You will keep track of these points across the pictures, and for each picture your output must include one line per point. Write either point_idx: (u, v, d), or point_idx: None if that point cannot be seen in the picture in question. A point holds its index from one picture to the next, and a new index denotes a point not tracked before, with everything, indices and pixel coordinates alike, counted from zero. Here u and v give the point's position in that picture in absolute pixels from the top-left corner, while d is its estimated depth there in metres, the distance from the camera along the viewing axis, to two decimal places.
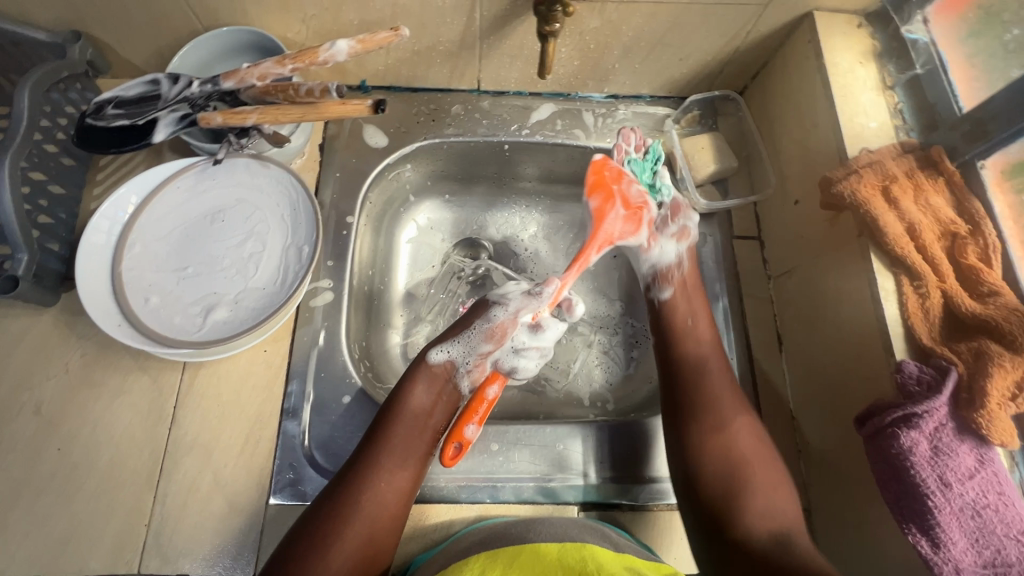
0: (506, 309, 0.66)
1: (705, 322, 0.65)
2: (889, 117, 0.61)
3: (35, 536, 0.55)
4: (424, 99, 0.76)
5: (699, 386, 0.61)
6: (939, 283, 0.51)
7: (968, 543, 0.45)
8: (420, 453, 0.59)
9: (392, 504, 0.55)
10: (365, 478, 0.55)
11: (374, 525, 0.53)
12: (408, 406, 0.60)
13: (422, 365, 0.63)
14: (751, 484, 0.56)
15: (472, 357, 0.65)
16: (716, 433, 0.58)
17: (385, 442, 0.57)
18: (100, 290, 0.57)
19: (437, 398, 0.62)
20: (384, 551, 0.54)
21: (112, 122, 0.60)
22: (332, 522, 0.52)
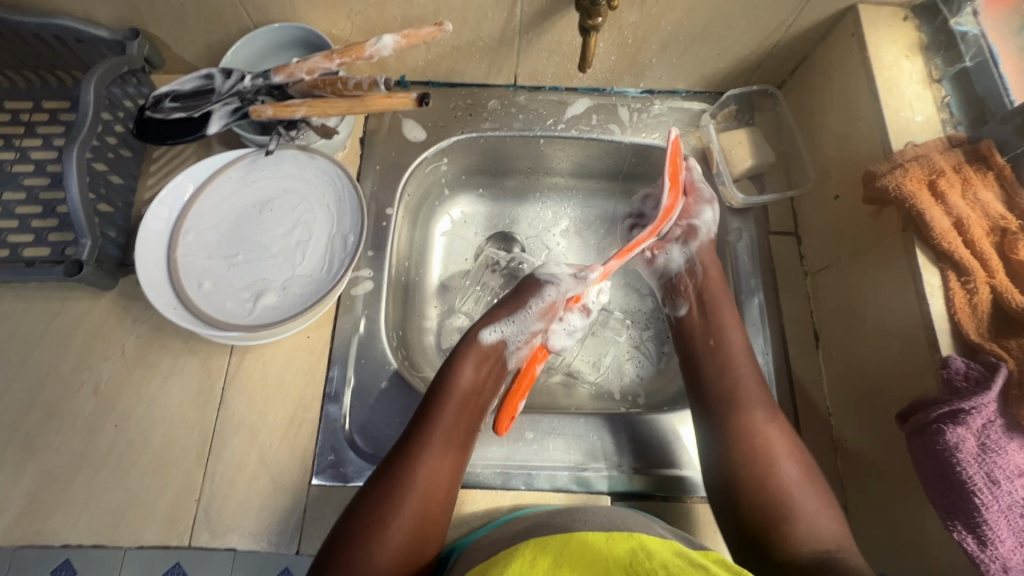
0: (557, 289, 0.67)
1: (744, 349, 0.64)
2: (936, 111, 0.59)
3: (94, 507, 0.58)
4: (461, 94, 0.77)
5: (730, 389, 0.61)
6: (987, 278, 0.50)
7: (1015, 541, 0.44)
8: (468, 428, 0.60)
9: (443, 479, 0.56)
10: (418, 452, 0.56)
11: (427, 499, 0.54)
12: (457, 382, 0.61)
13: (470, 343, 0.64)
14: (793, 511, 0.54)
15: (523, 335, 0.67)
16: (751, 453, 0.57)
17: (438, 413, 0.59)
18: (157, 275, 0.59)
19: (483, 374, 0.64)
20: (437, 527, 0.55)
21: (169, 114, 0.62)
22: (386, 497, 0.54)
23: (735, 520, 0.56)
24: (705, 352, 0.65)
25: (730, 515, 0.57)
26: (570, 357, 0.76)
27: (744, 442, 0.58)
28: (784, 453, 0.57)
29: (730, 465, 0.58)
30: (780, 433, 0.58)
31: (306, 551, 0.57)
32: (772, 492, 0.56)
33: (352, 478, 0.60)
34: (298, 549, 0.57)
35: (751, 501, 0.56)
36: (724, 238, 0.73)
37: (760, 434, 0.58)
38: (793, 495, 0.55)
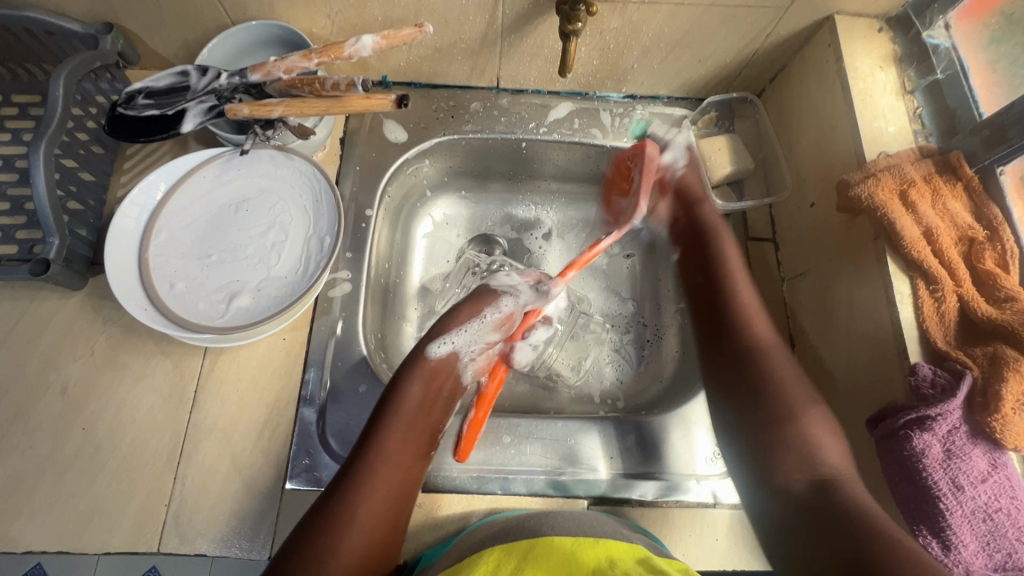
0: (514, 300, 0.69)
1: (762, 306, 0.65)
2: (908, 121, 0.61)
3: (59, 512, 0.56)
4: (443, 96, 0.77)
5: (738, 321, 0.63)
6: (955, 287, 0.51)
7: (978, 546, 0.46)
8: (417, 447, 0.59)
9: (386, 508, 0.54)
10: (364, 477, 0.54)
11: (372, 531, 0.52)
12: (404, 401, 0.59)
13: (419, 359, 0.62)
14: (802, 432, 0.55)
15: (478, 345, 0.68)
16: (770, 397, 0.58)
17: (383, 436, 0.57)
18: (128, 276, 0.58)
19: (431, 394, 0.62)
20: (385, 552, 0.53)
21: (142, 112, 0.61)
22: (329, 531, 0.51)
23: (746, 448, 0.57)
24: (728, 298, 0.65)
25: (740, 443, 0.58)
26: (550, 360, 0.76)
27: (759, 382, 0.59)
28: (819, 418, 0.56)
29: (739, 400, 0.59)
30: (818, 411, 0.56)
31: None
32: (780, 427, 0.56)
33: (326, 482, 0.59)
34: (270, 554, 0.56)
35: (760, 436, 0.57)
36: None
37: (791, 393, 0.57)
38: (811, 433, 0.55)
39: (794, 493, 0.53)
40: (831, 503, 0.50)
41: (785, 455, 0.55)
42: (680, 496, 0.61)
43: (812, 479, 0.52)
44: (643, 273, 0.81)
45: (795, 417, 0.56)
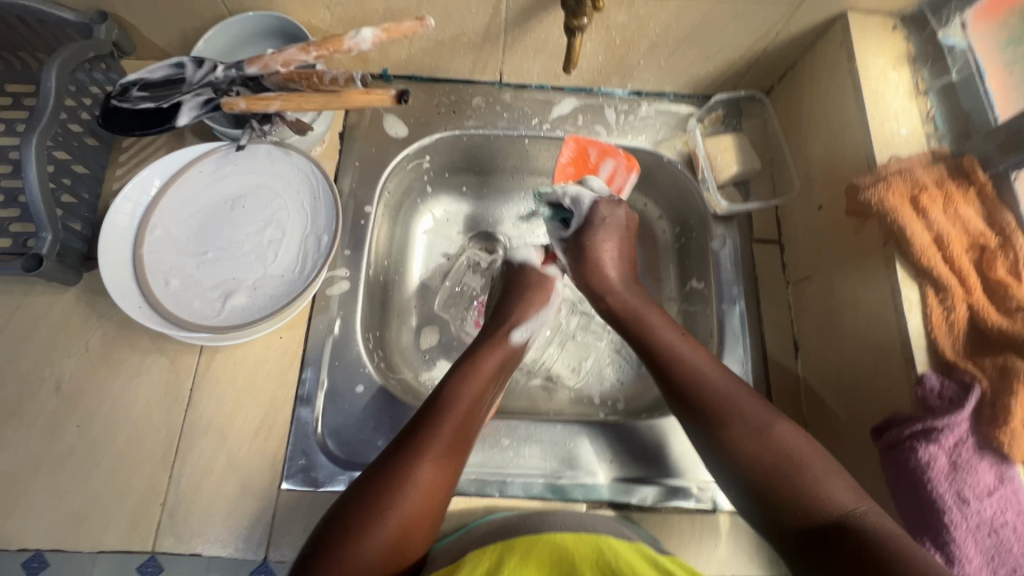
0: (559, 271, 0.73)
1: (701, 354, 0.59)
2: (921, 124, 0.59)
3: (52, 510, 0.56)
4: (445, 90, 0.75)
5: (677, 362, 0.58)
6: (965, 296, 0.50)
7: (982, 559, 0.45)
8: (480, 419, 0.57)
9: (445, 473, 0.52)
10: (428, 444, 0.52)
11: (428, 492, 0.50)
12: (476, 372, 0.59)
13: (501, 341, 0.64)
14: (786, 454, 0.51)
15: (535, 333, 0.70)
16: (736, 442, 0.52)
17: (449, 407, 0.55)
18: (121, 273, 0.57)
19: (500, 372, 0.62)
20: (430, 522, 0.51)
21: (137, 104, 0.60)
22: (387, 485, 0.49)
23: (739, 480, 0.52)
24: (667, 349, 0.60)
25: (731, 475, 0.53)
26: (550, 361, 0.76)
27: (724, 437, 0.53)
28: (785, 433, 0.52)
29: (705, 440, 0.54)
30: (785, 425, 0.53)
31: (274, 557, 0.56)
32: (773, 466, 0.50)
33: (322, 483, 0.58)
34: (265, 555, 0.56)
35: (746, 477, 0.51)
36: (707, 244, 0.72)
37: (752, 414, 0.53)
38: (801, 461, 0.50)
39: (813, 533, 0.47)
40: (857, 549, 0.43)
41: (786, 500, 0.49)
42: (679, 502, 0.60)
43: (825, 521, 0.47)
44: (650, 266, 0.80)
45: (743, 443, 0.52)
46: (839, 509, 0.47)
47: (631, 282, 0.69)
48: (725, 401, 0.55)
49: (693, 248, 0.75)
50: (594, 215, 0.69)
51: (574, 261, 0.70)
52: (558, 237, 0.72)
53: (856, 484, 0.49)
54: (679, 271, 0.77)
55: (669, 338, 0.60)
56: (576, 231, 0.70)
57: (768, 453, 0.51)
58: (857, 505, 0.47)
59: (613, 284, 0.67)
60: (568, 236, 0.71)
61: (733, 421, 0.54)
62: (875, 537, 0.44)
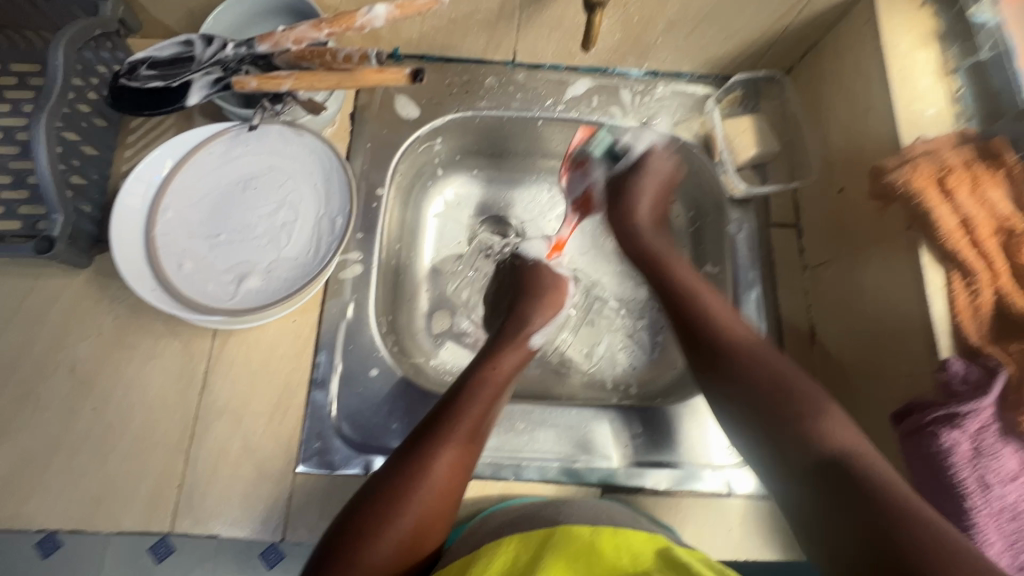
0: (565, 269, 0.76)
1: (716, 297, 0.61)
2: (948, 104, 0.57)
3: (70, 492, 0.56)
4: (458, 70, 0.74)
5: (694, 302, 0.60)
6: (991, 281, 0.49)
7: (1003, 544, 0.45)
8: (495, 418, 0.57)
9: (459, 474, 0.52)
10: (445, 441, 0.52)
11: (442, 493, 0.50)
12: (492, 375, 0.59)
13: (520, 344, 0.64)
14: (797, 399, 0.51)
15: (551, 329, 0.70)
16: (761, 374, 0.53)
17: (468, 401, 0.56)
18: (135, 256, 0.56)
19: (518, 371, 0.62)
20: (446, 517, 0.51)
21: (145, 83, 0.58)
22: (401, 486, 0.49)
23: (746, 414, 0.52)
24: (707, 308, 0.59)
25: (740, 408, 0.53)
26: (563, 346, 0.75)
27: (742, 371, 0.54)
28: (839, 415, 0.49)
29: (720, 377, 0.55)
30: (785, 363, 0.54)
31: (291, 539, 0.56)
32: (784, 402, 0.51)
33: (338, 466, 0.58)
34: (283, 537, 0.56)
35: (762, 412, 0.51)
36: (723, 229, 0.71)
37: (812, 394, 0.51)
38: (807, 400, 0.51)
39: (812, 478, 0.47)
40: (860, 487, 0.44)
41: (790, 442, 0.49)
42: (693, 486, 0.60)
43: (823, 459, 0.47)
44: None
45: (757, 374, 0.53)
46: (842, 451, 0.47)
47: (654, 230, 0.70)
48: (745, 345, 0.56)
49: (709, 232, 0.74)
50: (644, 162, 0.71)
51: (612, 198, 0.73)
52: (604, 171, 0.74)
53: (859, 429, 0.48)
54: (693, 256, 0.76)
55: (709, 301, 0.60)
56: (615, 176, 0.74)
57: (779, 396, 0.52)
58: (861, 451, 0.46)
59: (643, 217, 0.70)
60: (609, 175, 0.74)
61: (752, 357, 0.55)
62: (874, 480, 0.43)
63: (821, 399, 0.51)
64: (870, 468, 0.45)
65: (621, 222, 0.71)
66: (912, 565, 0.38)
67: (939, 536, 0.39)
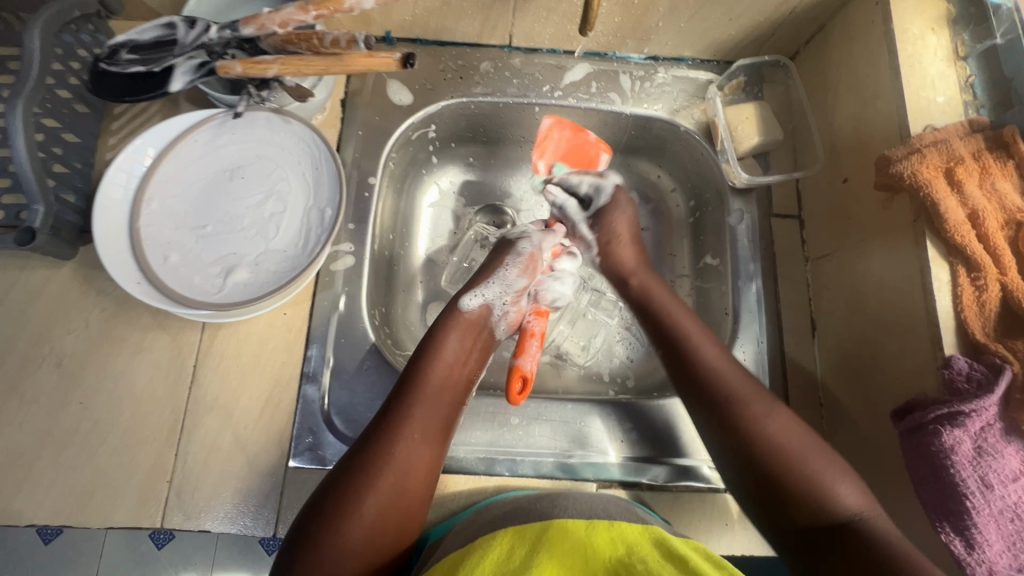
0: (531, 241, 0.67)
1: (711, 342, 0.57)
2: (959, 92, 0.55)
3: (58, 487, 0.55)
4: (452, 54, 0.72)
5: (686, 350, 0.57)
6: (998, 276, 0.47)
7: (1003, 545, 0.44)
8: (452, 403, 0.56)
9: (421, 456, 0.51)
10: (399, 428, 0.51)
11: (404, 476, 0.50)
12: (440, 355, 0.57)
13: (455, 312, 0.61)
14: (796, 461, 0.49)
15: (508, 295, 0.64)
16: (763, 440, 0.50)
17: (419, 386, 0.54)
18: (118, 248, 0.55)
19: (468, 345, 0.60)
20: (414, 506, 0.50)
21: (126, 67, 0.56)
22: (362, 470, 0.49)
23: (747, 472, 0.51)
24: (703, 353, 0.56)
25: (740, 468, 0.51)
26: (560, 338, 0.74)
27: (735, 431, 0.52)
28: (786, 424, 0.51)
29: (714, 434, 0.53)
30: (780, 419, 0.52)
31: (283, 534, 0.55)
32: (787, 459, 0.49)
33: (330, 461, 0.58)
34: (275, 532, 0.55)
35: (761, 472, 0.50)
36: (724, 219, 0.70)
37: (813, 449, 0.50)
38: (804, 460, 0.49)
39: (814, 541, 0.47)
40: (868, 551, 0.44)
41: (787, 503, 0.48)
42: (691, 481, 0.59)
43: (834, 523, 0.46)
44: (663, 241, 0.77)
45: (754, 436, 0.51)
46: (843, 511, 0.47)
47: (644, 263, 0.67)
48: (739, 399, 0.53)
49: (709, 223, 0.72)
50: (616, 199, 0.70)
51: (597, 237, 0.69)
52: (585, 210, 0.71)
53: (865, 487, 0.49)
54: (692, 247, 0.75)
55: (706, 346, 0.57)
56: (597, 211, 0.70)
57: (776, 456, 0.50)
58: (865, 511, 0.46)
59: (633, 267, 0.66)
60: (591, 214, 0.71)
61: (745, 414, 0.52)
62: (879, 538, 0.44)
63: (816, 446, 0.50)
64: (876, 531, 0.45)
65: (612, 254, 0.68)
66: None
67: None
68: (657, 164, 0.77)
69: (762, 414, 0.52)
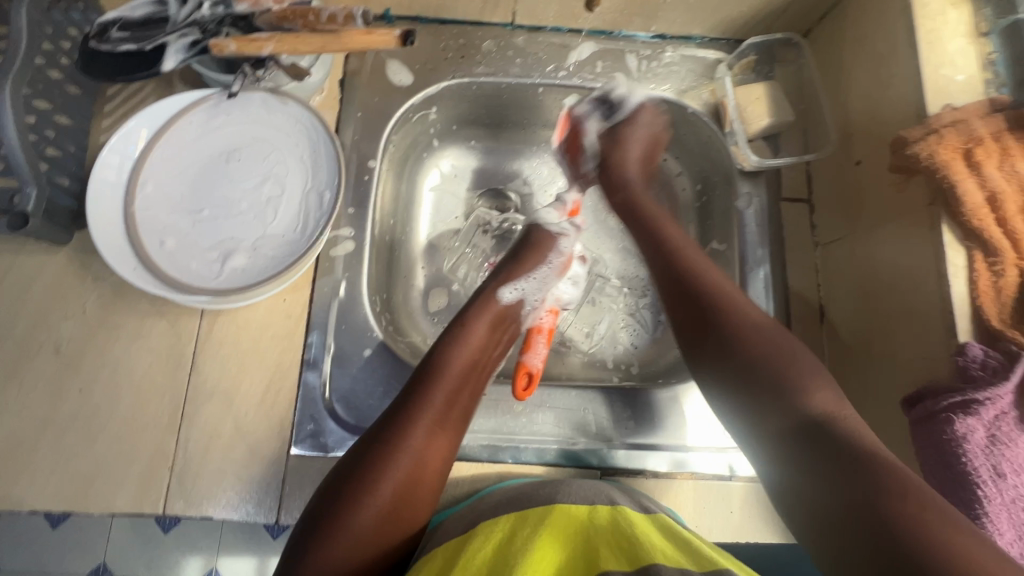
0: (570, 242, 0.68)
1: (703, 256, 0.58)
2: (979, 70, 0.53)
3: (59, 472, 0.55)
4: (453, 33, 0.70)
5: (685, 259, 0.57)
6: (1016, 260, 0.46)
7: (1015, 535, 0.43)
8: (473, 393, 0.56)
9: (439, 445, 0.51)
10: (416, 416, 0.51)
11: (420, 466, 0.49)
12: (465, 344, 0.57)
13: (487, 301, 0.61)
14: (784, 361, 0.48)
15: (540, 295, 0.65)
16: (738, 334, 0.50)
17: (441, 375, 0.54)
18: (113, 232, 0.54)
19: (493, 338, 0.60)
20: (425, 493, 0.49)
21: (116, 46, 0.54)
22: (380, 459, 0.48)
23: (729, 365, 0.50)
24: (702, 278, 0.55)
25: (723, 360, 0.50)
26: (564, 325, 0.73)
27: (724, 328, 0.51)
28: (784, 338, 0.50)
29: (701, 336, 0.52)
30: (778, 330, 0.51)
31: (285, 521, 0.55)
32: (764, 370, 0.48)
33: (332, 448, 0.57)
34: (277, 518, 0.55)
35: (746, 364, 0.49)
36: (732, 203, 0.68)
37: (799, 355, 0.48)
38: (795, 359, 0.48)
39: (791, 431, 0.44)
40: (837, 444, 0.41)
41: (765, 393, 0.47)
42: (696, 469, 0.58)
43: (806, 416, 0.44)
44: None
45: (742, 329, 0.51)
46: (813, 407, 0.44)
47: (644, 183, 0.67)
48: (728, 298, 0.53)
49: (716, 207, 0.71)
50: (634, 118, 0.67)
51: (603, 153, 0.68)
52: (599, 120, 0.69)
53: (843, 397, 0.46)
54: (699, 231, 0.73)
55: (697, 265, 0.56)
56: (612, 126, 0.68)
57: (768, 357, 0.49)
58: (839, 412, 0.44)
59: (632, 181, 0.66)
60: (604, 126, 0.69)
61: (744, 320, 0.51)
62: (851, 439, 0.41)
63: (800, 359, 0.48)
64: (849, 427, 0.42)
65: (613, 175, 0.66)
66: (884, 527, 0.35)
67: (916, 495, 0.36)
68: (663, 147, 0.76)
69: (762, 322, 0.51)
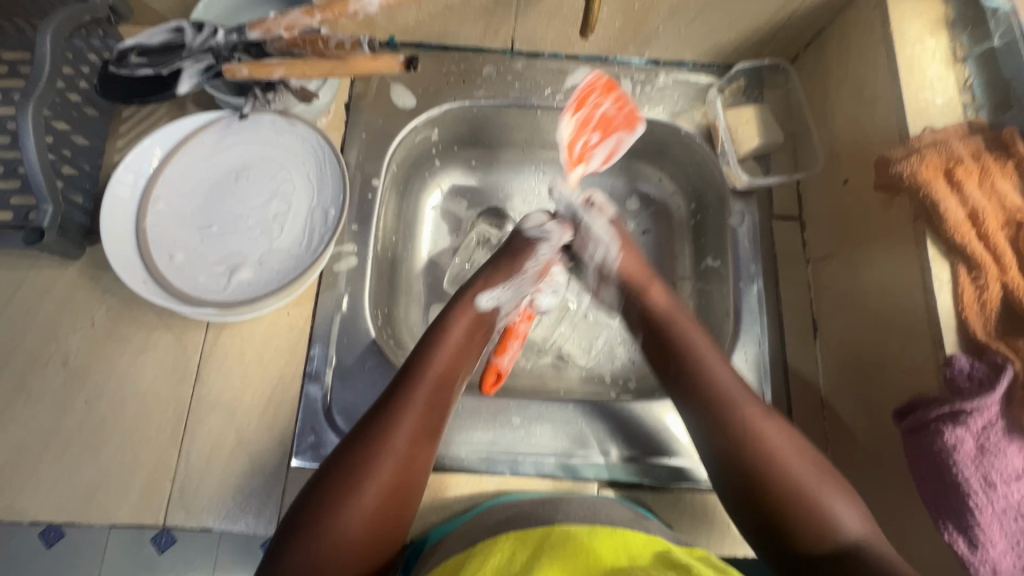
0: (549, 245, 0.66)
1: (709, 340, 0.58)
2: (957, 93, 0.55)
3: (62, 483, 0.55)
4: (455, 58, 0.73)
5: (687, 344, 0.58)
6: (999, 273, 0.47)
7: (1006, 544, 0.44)
8: (450, 393, 0.56)
9: (421, 446, 0.52)
10: (395, 417, 0.51)
11: (402, 468, 0.50)
12: (442, 347, 0.57)
13: (465, 306, 0.61)
14: (790, 472, 0.49)
15: (515, 301, 0.66)
16: (754, 442, 0.51)
17: (419, 377, 0.54)
18: (124, 247, 0.56)
19: (471, 338, 0.60)
20: (410, 494, 0.50)
21: (135, 71, 0.57)
22: (362, 460, 0.49)
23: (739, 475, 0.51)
24: (703, 364, 0.56)
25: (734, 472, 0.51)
26: (561, 340, 0.74)
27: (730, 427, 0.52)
28: (785, 440, 0.51)
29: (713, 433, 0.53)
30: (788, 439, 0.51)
31: None
32: (774, 481, 0.49)
33: None
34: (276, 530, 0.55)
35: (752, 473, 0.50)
36: (725, 221, 0.70)
37: (810, 470, 0.50)
38: (798, 475, 0.49)
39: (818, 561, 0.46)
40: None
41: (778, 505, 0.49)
42: (693, 482, 0.59)
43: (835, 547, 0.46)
44: (664, 242, 0.77)
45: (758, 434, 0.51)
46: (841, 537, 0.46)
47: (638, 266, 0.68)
48: (725, 389, 0.54)
49: (710, 224, 0.73)
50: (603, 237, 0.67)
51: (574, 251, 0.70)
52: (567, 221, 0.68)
53: (863, 510, 0.48)
54: (694, 249, 0.75)
55: (702, 346, 0.57)
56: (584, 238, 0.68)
57: (772, 469, 0.50)
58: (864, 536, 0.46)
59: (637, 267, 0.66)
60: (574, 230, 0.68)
61: (750, 427, 0.52)
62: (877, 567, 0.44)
63: (817, 470, 0.50)
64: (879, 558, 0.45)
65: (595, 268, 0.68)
66: None
67: None
68: (657, 166, 0.78)
69: (770, 423, 0.52)
